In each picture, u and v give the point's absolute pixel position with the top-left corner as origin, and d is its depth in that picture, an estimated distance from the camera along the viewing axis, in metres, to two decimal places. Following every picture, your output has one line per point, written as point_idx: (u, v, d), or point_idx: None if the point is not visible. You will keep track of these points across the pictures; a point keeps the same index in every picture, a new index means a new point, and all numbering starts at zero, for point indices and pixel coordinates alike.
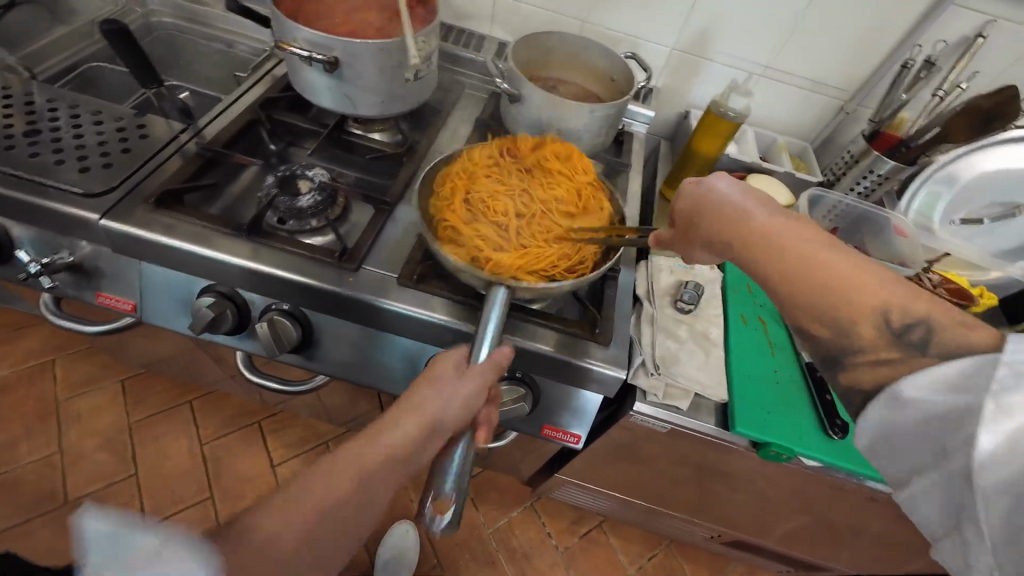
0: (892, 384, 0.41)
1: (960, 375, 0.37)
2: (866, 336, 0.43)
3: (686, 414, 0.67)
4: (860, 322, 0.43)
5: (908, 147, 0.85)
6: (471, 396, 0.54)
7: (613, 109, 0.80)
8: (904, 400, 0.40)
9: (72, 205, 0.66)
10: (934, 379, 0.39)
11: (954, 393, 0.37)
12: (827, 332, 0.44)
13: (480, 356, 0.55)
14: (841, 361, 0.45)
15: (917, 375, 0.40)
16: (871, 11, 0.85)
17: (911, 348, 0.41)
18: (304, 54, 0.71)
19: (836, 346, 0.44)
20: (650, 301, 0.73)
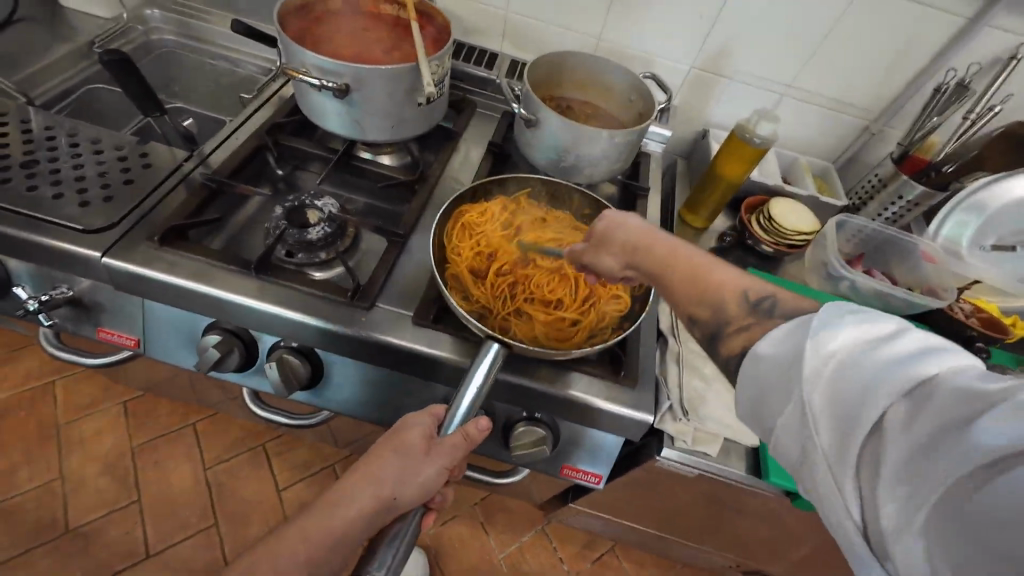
0: (749, 347, 0.40)
1: (791, 325, 0.37)
2: (731, 308, 0.42)
3: (715, 460, 0.64)
4: (731, 297, 0.43)
5: (938, 171, 0.82)
6: (431, 477, 0.55)
7: (634, 135, 0.77)
8: (756, 356, 0.38)
9: (72, 242, 0.63)
10: (778, 334, 0.37)
11: (788, 338, 0.36)
12: (706, 314, 0.43)
13: (451, 427, 0.56)
14: (717, 336, 0.42)
15: (770, 333, 0.38)
16: (901, 31, 0.82)
17: (763, 315, 0.40)
18: (315, 82, 0.69)
19: (713, 324, 0.43)
20: (675, 337, 0.71)
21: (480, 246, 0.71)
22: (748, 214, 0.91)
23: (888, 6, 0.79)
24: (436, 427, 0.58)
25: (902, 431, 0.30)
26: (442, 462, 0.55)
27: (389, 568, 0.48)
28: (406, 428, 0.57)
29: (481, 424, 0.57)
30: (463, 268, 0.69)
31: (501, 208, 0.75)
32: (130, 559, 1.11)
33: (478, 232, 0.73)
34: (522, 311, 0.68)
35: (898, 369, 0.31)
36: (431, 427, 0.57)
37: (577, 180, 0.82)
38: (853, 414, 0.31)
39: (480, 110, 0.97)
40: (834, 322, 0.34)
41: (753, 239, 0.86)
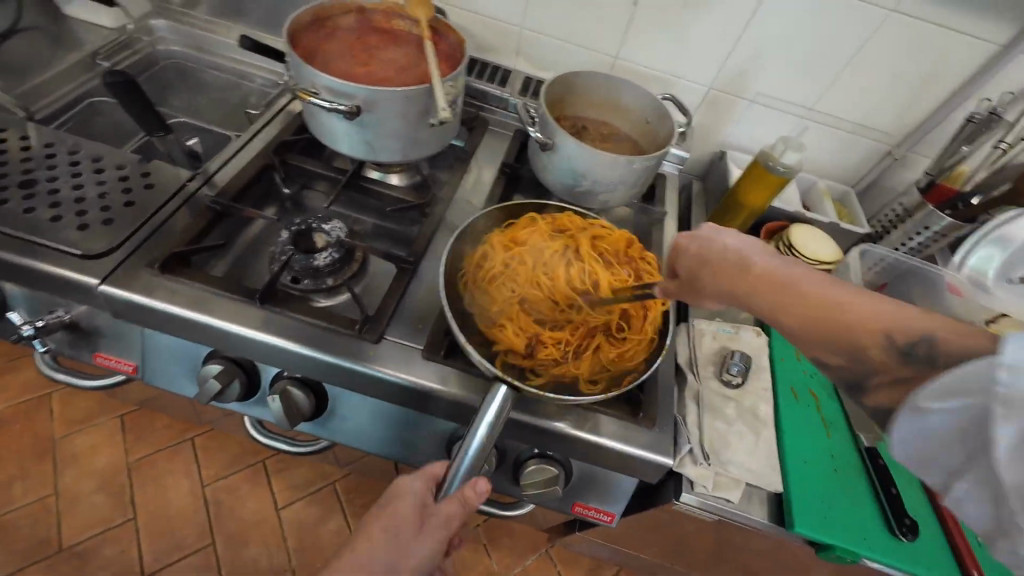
0: (912, 397, 0.35)
1: (962, 376, 0.31)
2: (877, 359, 0.39)
3: (737, 507, 0.61)
4: (871, 347, 0.39)
5: (966, 203, 0.80)
6: (426, 553, 0.53)
7: (653, 161, 0.74)
8: (919, 410, 0.34)
9: (70, 268, 0.61)
10: (946, 387, 0.32)
11: (962, 395, 0.31)
12: (844, 361, 0.41)
13: (450, 490, 0.54)
14: (861, 386, 0.41)
15: (930, 386, 0.33)
16: (930, 57, 0.79)
17: (922, 365, 0.37)
18: (325, 104, 0.66)
19: (851, 373, 0.41)
20: (694, 373, 0.68)
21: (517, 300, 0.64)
22: (767, 240, 0.88)
23: (917, 32, 0.77)
24: (432, 489, 0.56)
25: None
26: (437, 536, 0.53)
27: None
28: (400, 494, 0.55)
29: (480, 488, 0.55)
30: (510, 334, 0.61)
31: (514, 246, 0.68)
32: None
33: (507, 288, 0.64)
34: (596, 347, 0.62)
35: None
36: (426, 495, 0.55)
37: (593, 205, 0.80)
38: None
39: (492, 128, 0.95)
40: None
41: None
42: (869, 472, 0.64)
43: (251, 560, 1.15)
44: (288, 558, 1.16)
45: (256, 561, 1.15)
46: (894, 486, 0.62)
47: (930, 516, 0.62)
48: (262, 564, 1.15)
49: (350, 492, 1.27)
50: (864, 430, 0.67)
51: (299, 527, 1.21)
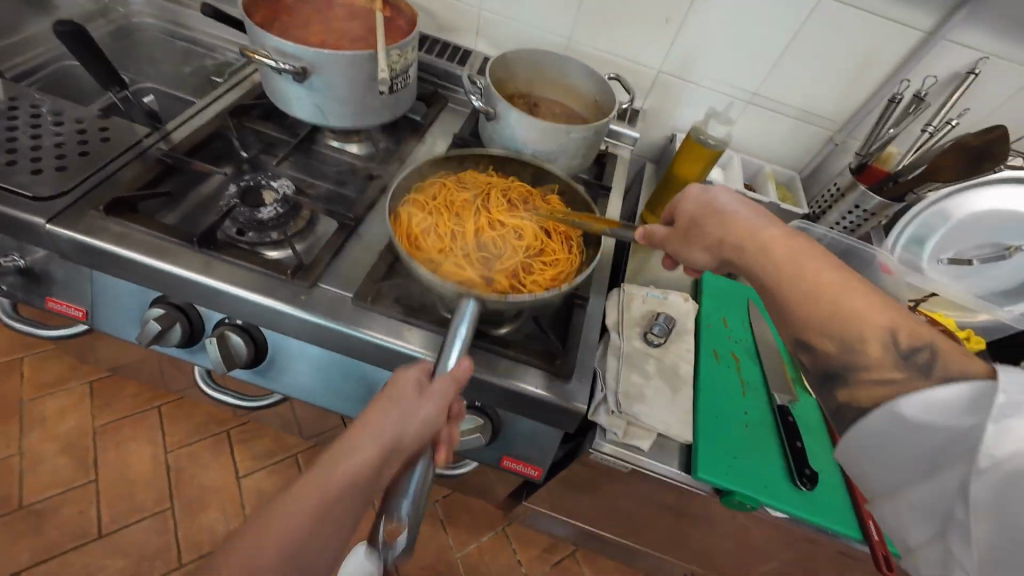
0: (888, 403, 0.39)
1: (945, 398, 0.36)
2: (872, 354, 0.41)
3: (648, 455, 0.63)
4: (869, 339, 0.41)
5: (895, 181, 0.83)
6: (431, 417, 0.51)
7: (591, 131, 0.78)
8: (904, 419, 0.38)
9: (19, 208, 0.64)
10: (944, 401, 0.36)
11: (949, 413, 0.36)
12: (834, 348, 0.42)
13: (446, 365, 0.53)
14: (845, 379, 0.42)
15: (927, 395, 0.37)
16: (861, 44, 0.83)
17: (916, 370, 0.38)
18: (271, 64, 0.70)
19: (837, 363, 0.42)
20: (618, 332, 0.71)
21: (445, 249, 0.69)
22: None
23: (847, 19, 0.80)
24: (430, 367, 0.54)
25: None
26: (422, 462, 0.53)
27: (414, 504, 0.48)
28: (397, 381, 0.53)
29: (466, 366, 0.53)
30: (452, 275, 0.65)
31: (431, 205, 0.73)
32: (81, 539, 1.10)
33: (432, 239, 0.69)
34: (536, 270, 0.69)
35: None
36: (422, 371, 0.53)
37: None
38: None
39: (452, 106, 0.98)
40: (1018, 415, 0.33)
41: None
42: (779, 429, 0.66)
43: (207, 525, 1.16)
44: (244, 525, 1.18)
45: (212, 526, 1.17)
46: (799, 440, 0.64)
47: (834, 470, 0.64)
48: (218, 529, 1.16)
49: (312, 464, 1.29)
50: (779, 390, 0.69)
51: (258, 496, 1.23)
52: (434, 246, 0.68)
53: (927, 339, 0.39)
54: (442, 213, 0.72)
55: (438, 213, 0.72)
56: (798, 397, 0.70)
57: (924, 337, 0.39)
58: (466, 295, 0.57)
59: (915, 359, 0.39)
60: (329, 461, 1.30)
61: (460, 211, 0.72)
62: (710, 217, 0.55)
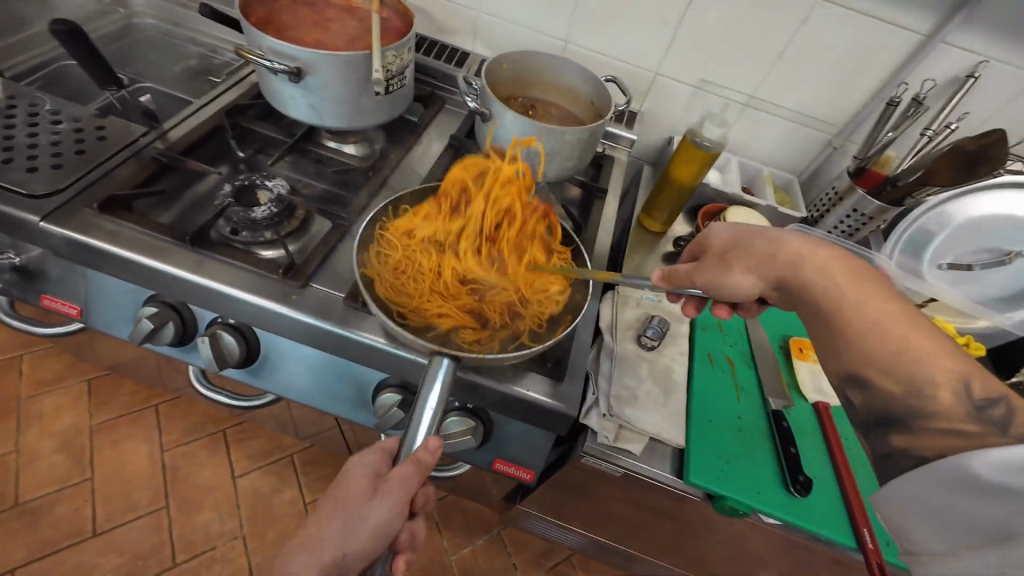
0: (952, 459, 0.36)
1: (1014, 459, 0.33)
2: (943, 401, 0.40)
3: (640, 459, 0.63)
4: (942, 385, 0.40)
5: (893, 185, 0.82)
6: (383, 520, 0.54)
7: (586, 133, 0.77)
8: (966, 477, 0.35)
9: (13, 205, 0.64)
10: (1012, 460, 0.33)
11: (1014, 474, 0.33)
12: (896, 387, 0.42)
13: (412, 446, 0.56)
14: (907, 422, 0.41)
15: (994, 452, 0.34)
16: (859, 47, 0.82)
17: (990, 424, 0.37)
18: (266, 64, 0.70)
19: (901, 405, 0.41)
20: (611, 334, 0.70)
21: (429, 282, 0.66)
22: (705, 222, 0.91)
23: (845, 21, 0.80)
24: (387, 461, 0.60)
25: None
26: (395, 496, 0.54)
27: None
28: (350, 473, 0.57)
29: (431, 446, 0.55)
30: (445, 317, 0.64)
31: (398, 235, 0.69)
32: (76, 537, 1.10)
33: (415, 273, 0.67)
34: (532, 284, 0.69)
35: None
36: (375, 467, 0.58)
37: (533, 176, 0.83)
38: None
39: (449, 108, 0.98)
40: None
41: None
42: (773, 434, 0.65)
43: (201, 524, 1.16)
44: (239, 525, 1.18)
45: (206, 526, 1.16)
46: (793, 445, 0.63)
47: (828, 477, 0.63)
48: (212, 529, 1.16)
49: (307, 465, 1.29)
50: (774, 395, 0.68)
51: (254, 496, 1.22)
52: (417, 281, 0.66)
53: (1001, 391, 0.38)
54: (415, 245, 0.69)
55: (412, 244, 0.69)
56: (793, 402, 0.69)
57: (997, 388, 0.38)
58: (436, 354, 0.59)
59: (988, 412, 0.37)
60: (324, 462, 1.29)
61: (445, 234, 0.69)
62: (755, 237, 0.56)
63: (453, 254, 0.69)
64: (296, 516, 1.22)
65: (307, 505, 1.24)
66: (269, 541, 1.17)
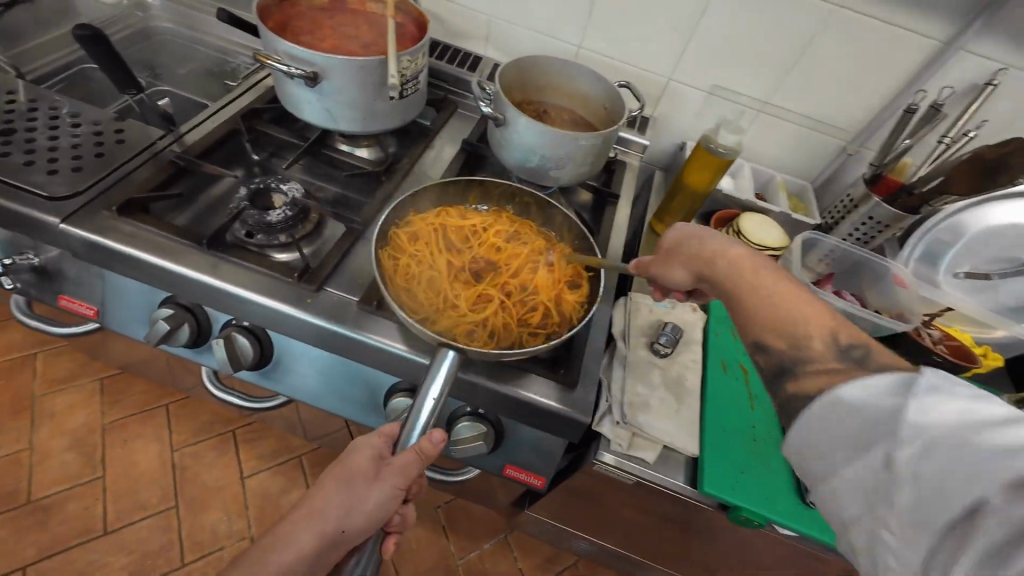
0: (833, 392, 0.39)
1: (883, 384, 0.36)
2: (815, 348, 0.41)
3: (653, 468, 0.62)
4: (815, 337, 0.42)
5: (909, 193, 0.81)
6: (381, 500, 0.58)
7: (599, 139, 0.77)
8: (844, 402, 0.37)
9: (34, 207, 0.65)
10: (887, 385, 0.36)
11: (885, 395, 0.36)
12: (783, 344, 0.42)
13: (407, 443, 0.57)
14: (792, 373, 0.41)
15: (868, 380, 0.37)
16: (876, 52, 0.81)
17: (856, 363, 0.39)
18: (283, 69, 0.70)
19: (790, 358, 0.42)
20: (624, 341, 0.70)
21: (440, 294, 0.68)
22: (718, 228, 0.90)
23: (862, 28, 0.79)
24: (391, 445, 0.61)
25: (989, 514, 0.29)
26: (392, 483, 0.57)
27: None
28: (356, 451, 0.59)
29: (436, 438, 0.58)
30: (450, 319, 0.65)
31: (411, 237, 0.71)
32: (86, 535, 1.11)
33: (427, 285, 0.68)
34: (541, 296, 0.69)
35: (989, 447, 0.30)
36: (381, 449, 0.60)
37: (545, 182, 0.83)
38: (935, 489, 0.31)
39: (461, 112, 0.99)
40: (940, 394, 0.33)
41: None
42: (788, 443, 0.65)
43: (210, 524, 1.17)
44: (246, 526, 1.18)
45: (215, 526, 1.17)
46: None
47: None
48: (220, 529, 1.17)
49: (315, 466, 1.29)
50: None
51: (262, 497, 1.23)
52: (429, 293, 0.67)
53: (864, 338, 0.40)
54: (425, 250, 0.71)
55: (422, 247, 0.71)
56: None
57: (861, 336, 0.41)
58: (444, 346, 0.59)
59: (853, 355, 0.40)
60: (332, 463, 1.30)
61: (455, 254, 0.72)
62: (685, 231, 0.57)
63: (462, 264, 0.71)
64: None
65: None
66: None
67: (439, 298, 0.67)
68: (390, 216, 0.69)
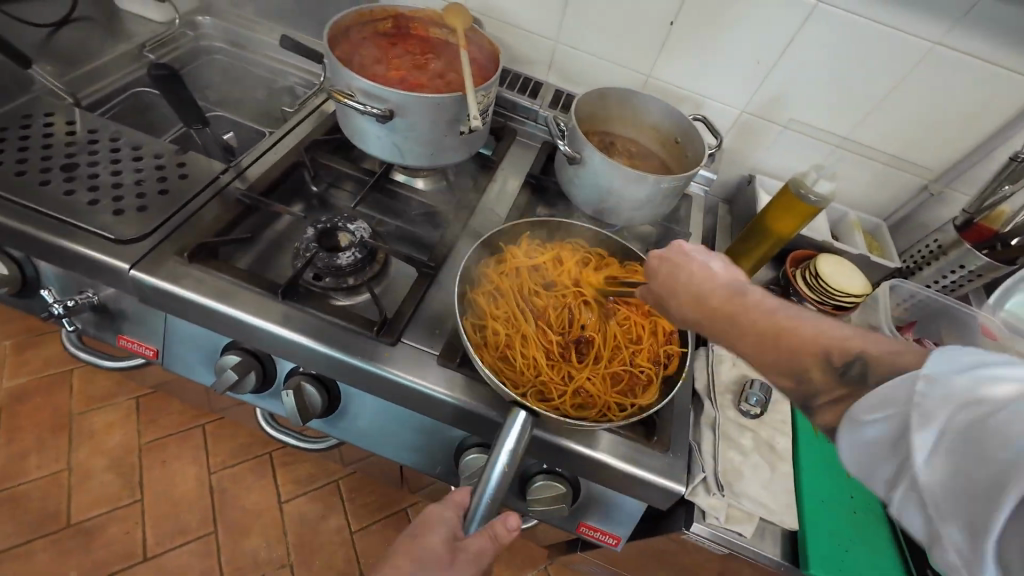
0: (848, 411, 0.36)
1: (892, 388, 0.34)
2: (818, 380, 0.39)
3: (749, 541, 0.59)
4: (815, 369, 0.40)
5: (1004, 244, 0.76)
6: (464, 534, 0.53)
7: (681, 181, 0.73)
8: (857, 422, 0.35)
9: (102, 251, 0.62)
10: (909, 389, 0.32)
11: (895, 410, 0.33)
12: (788, 383, 0.41)
13: (473, 522, 0.53)
14: None
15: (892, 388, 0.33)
16: (973, 92, 0.77)
17: None
18: (359, 107, 0.67)
19: None
20: (711, 401, 0.66)
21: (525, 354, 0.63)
22: (793, 268, 0.86)
23: (961, 67, 0.75)
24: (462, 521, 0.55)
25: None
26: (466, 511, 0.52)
27: None
28: None
29: (510, 524, 0.54)
30: (545, 382, 0.61)
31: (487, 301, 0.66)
32: (128, 560, 1.09)
33: (510, 343, 0.63)
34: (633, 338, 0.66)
35: (1016, 443, 0.27)
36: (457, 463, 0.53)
37: (616, 221, 0.79)
38: (969, 494, 0.28)
39: (520, 139, 0.95)
40: (944, 390, 0.30)
41: (797, 295, 0.82)
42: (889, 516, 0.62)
43: (250, 551, 1.15)
44: (286, 554, 1.16)
45: (255, 552, 1.15)
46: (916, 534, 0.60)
47: None
48: (261, 556, 1.15)
49: (352, 492, 1.27)
50: None
51: (301, 523, 1.21)
52: (513, 353, 0.63)
53: None
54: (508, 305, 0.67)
55: (502, 309, 0.66)
56: None
57: None
58: (516, 405, 0.55)
59: None
60: (370, 489, 1.28)
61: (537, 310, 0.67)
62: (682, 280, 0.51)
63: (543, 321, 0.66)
64: (343, 546, 1.20)
65: (353, 534, 1.21)
66: (317, 569, 1.15)
67: (524, 360, 0.62)
68: (467, 277, 0.66)
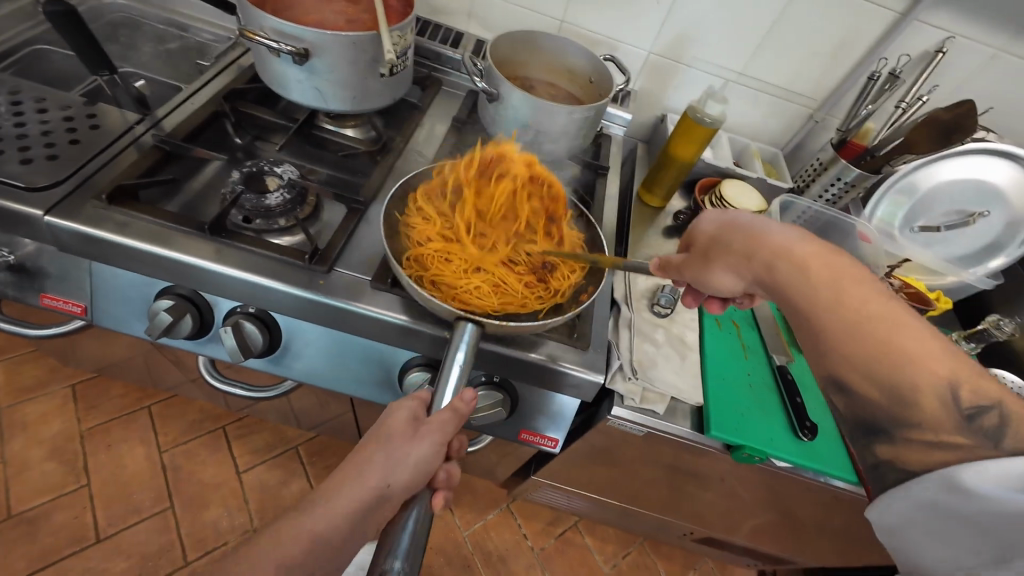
0: (948, 468, 0.35)
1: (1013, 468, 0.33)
2: (929, 411, 0.37)
3: (663, 418, 0.68)
4: (925, 393, 0.37)
5: (872, 155, 0.88)
6: (426, 457, 0.51)
7: (592, 111, 0.79)
8: (959, 487, 0.34)
9: (13, 199, 0.61)
10: (1007, 477, 0.33)
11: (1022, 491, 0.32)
12: (882, 400, 0.39)
13: (440, 404, 0.53)
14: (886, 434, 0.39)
15: (985, 467, 0.34)
16: (841, 25, 0.87)
17: (980, 438, 0.35)
18: (271, 45, 0.68)
19: (884, 415, 0.39)
20: (628, 305, 0.73)
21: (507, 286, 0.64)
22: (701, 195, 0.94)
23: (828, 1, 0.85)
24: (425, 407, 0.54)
25: None
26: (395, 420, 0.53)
27: (407, 554, 0.46)
28: (390, 414, 0.53)
29: (468, 395, 0.53)
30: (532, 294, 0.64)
31: (440, 282, 0.63)
32: (79, 545, 1.06)
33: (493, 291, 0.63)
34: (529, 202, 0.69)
35: None
36: (417, 409, 0.53)
37: (539, 155, 0.84)
38: None
39: (446, 89, 0.98)
40: None
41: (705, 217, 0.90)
42: (779, 387, 0.71)
43: (212, 521, 1.15)
44: (249, 519, 1.17)
45: (216, 522, 1.15)
46: (799, 397, 0.69)
47: (829, 421, 0.71)
48: (223, 525, 1.15)
49: (313, 455, 1.28)
50: (776, 352, 0.75)
51: (261, 490, 1.21)
52: (498, 292, 0.63)
53: (993, 398, 0.36)
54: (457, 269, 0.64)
55: (459, 277, 0.63)
56: (793, 356, 0.75)
57: (989, 395, 0.36)
58: (462, 318, 0.57)
59: (978, 424, 0.36)
60: (331, 450, 1.29)
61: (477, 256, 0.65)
62: (736, 233, 0.51)
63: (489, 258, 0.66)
64: None
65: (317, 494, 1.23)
66: None
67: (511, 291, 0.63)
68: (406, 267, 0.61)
